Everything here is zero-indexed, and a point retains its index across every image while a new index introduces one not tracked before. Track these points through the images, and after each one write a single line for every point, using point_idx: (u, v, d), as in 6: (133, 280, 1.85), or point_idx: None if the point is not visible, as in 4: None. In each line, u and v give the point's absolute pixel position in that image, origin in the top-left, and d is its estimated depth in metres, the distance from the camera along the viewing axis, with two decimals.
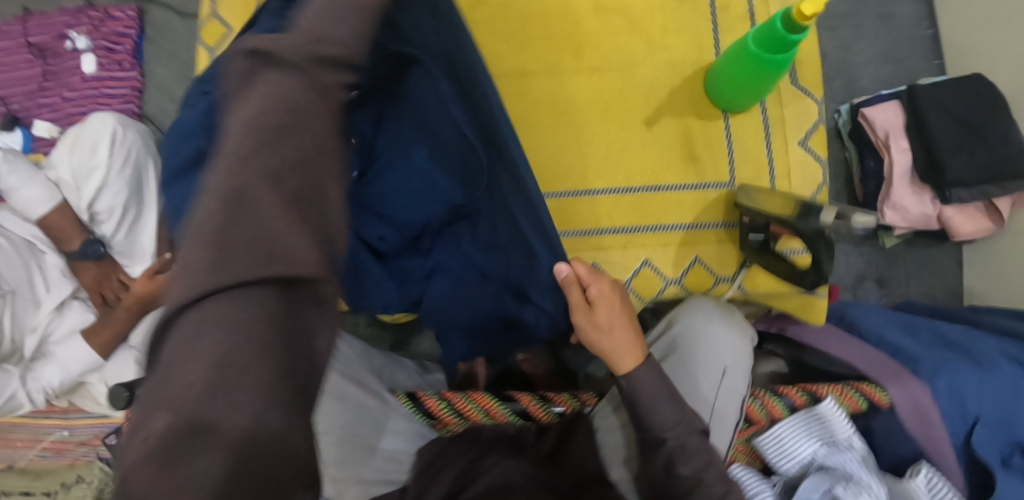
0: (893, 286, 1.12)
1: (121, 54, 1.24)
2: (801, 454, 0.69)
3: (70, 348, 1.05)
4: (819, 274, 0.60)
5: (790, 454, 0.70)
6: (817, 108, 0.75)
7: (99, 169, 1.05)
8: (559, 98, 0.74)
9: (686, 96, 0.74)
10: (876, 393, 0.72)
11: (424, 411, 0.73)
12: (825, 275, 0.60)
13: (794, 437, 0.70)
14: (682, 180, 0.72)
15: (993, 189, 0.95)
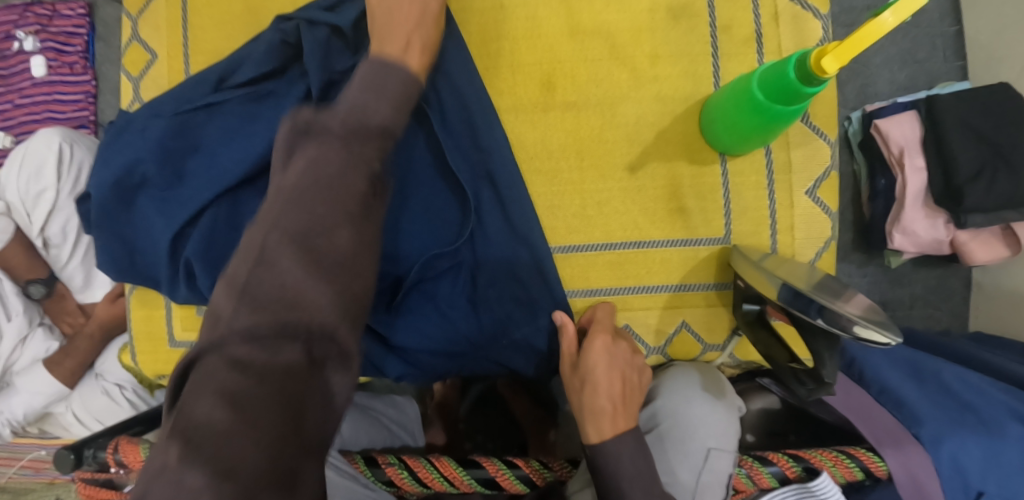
0: (894, 309, 1.05)
1: (72, 56, 1.16)
2: None
3: (31, 380, 1.01)
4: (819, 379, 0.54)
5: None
6: (829, 150, 0.66)
7: (48, 191, 0.98)
8: (528, 141, 0.66)
9: (676, 137, 0.66)
10: (873, 462, 0.67)
11: (383, 480, 0.68)
12: (827, 381, 0.54)
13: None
14: (669, 236, 0.65)
15: (1011, 215, 0.88)
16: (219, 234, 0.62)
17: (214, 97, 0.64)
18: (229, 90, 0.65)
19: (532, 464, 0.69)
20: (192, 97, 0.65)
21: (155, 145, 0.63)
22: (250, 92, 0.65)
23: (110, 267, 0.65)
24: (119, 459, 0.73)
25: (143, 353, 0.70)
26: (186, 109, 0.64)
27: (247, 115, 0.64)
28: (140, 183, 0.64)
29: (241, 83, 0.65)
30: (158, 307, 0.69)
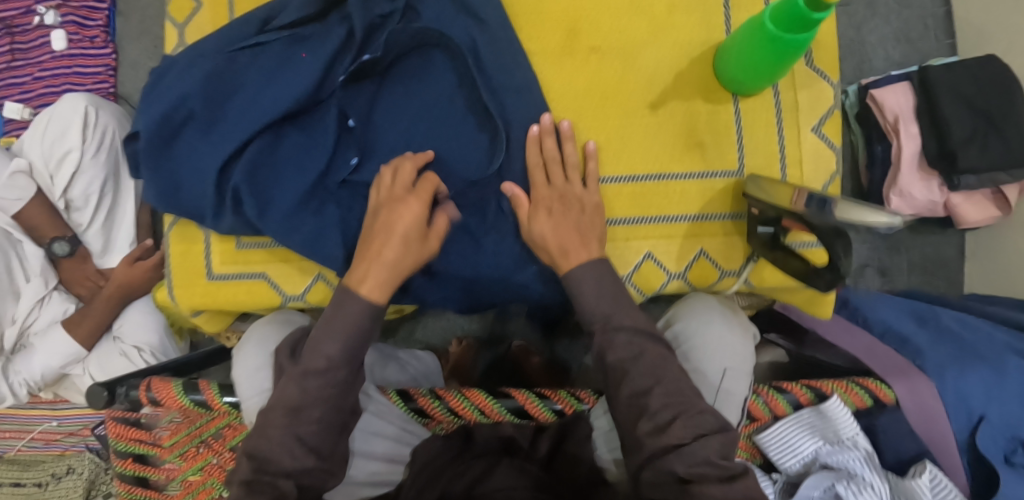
0: (894, 275, 1.10)
1: (93, 30, 1.16)
2: (804, 451, 0.68)
3: (51, 340, 1.01)
4: (837, 272, 0.57)
5: (794, 451, 0.68)
6: (831, 92, 0.72)
7: (72, 151, 0.99)
8: (554, 82, 0.70)
9: (693, 79, 0.71)
10: (881, 390, 0.69)
11: (416, 410, 0.71)
12: (843, 273, 0.56)
13: (798, 434, 0.68)
14: (688, 169, 0.70)
15: (1002, 177, 0.93)
16: (263, 167, 0.65)
17: (259, 38, 0.67)
18: (273, 32, 0.68)
19: (562, 395, 0.71)
20: (238, 38, 0.68)
21: (198, 78, 0.65)
22: (293, 34, 0.67)
23: (154, 199, 0.67)
24: (152, 397, 0.75)
25: (179, 287, 0.71)
26: (232, 49, 0.67)
27: (284, 52, 0.66)
28: (184, 119, 0.65)
29: (284, 25, 0.67)
30: (197, 240, 0.71)
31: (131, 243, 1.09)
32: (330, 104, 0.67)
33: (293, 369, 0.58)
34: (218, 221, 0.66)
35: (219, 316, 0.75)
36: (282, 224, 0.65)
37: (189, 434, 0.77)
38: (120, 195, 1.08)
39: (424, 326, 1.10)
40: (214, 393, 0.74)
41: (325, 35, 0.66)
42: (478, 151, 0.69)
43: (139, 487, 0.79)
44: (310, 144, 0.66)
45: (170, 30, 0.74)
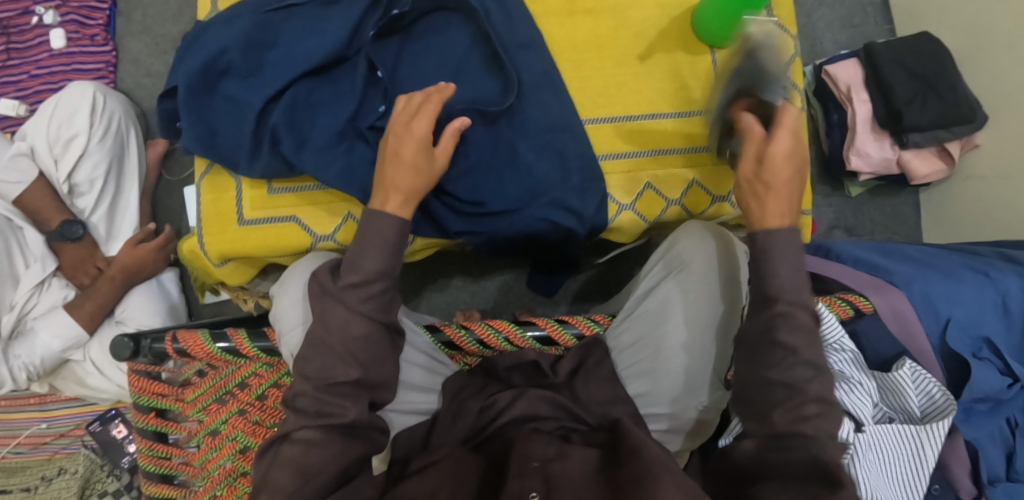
0: (860, 233, 1.23)
1: (94, 29, 1.18)
2: None
3: (52, 322, 1.01)
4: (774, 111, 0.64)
5: None
6: (793, 44, 0.80)
7: (80, 135, 1.02)
8: (558, 37, 0.79)
9: (676, 34, 0.79)
10: (861, 301, 0.77)
11: (445, 342, 0.75)
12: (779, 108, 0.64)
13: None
14: (676, 109, 0.78)
15: (944, 134, 1.05)
16: (300, 110, 0.73)
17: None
18: None
19: (581, 320, 0.76)
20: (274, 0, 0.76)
21: (239, 30, 0.73)
22: None
23: (193, 145, 0.73)
24: (179, 349, 0.75)
25: (209, 233, 0.76)
26: (266, 10, 0.75)
27: (314, 9, 0.75)
28: (225, 69, 0.73)
29: None
30: (227, 189, 0.77)
31: (134, 227, 1.12)
32: (355, 59, 0.75)
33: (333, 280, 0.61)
34: (252, 165, 0.73)
35: (242, 266, 0.81)
36: (315, 161, 0.72)
37: (213, 386, 0.77)
38: (122, 182, 1.10)
39: (426, 301, 1.15)
40: (244, 339, 0.74)
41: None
42: (485, 93, 0.76)
43: (159, 444, 0.78)
44: (337, 94, 0.74)
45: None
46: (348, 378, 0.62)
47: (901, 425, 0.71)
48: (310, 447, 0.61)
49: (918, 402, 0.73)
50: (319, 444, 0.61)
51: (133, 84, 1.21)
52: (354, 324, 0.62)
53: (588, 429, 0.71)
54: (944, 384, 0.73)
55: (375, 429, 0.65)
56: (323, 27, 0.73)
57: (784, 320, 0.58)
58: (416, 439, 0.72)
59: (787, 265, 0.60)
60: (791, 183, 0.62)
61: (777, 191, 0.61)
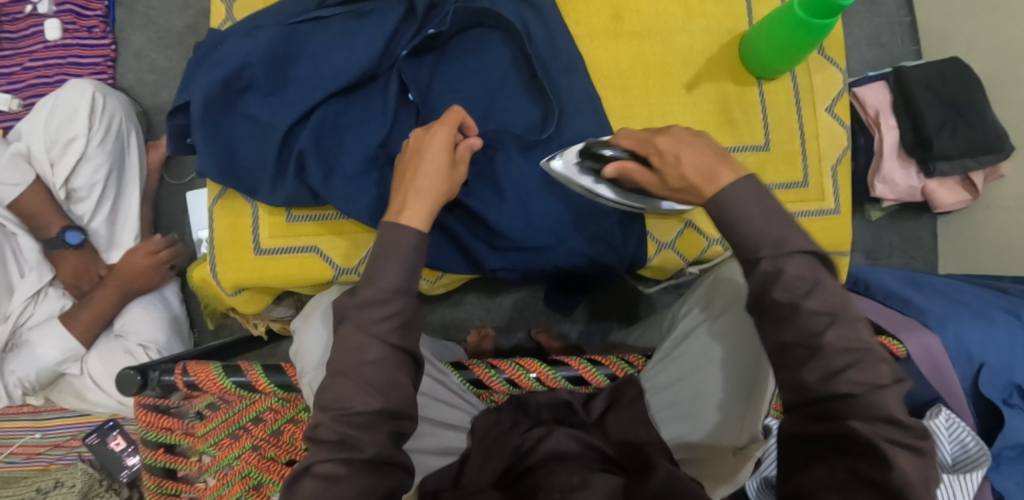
0: (878, 257, 1.22)
1: (92, 20, 1.12)
2: None
3: (47, 334, 0.96)
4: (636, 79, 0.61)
5: None
6: (842, 76, 0.78)
7: (78, 138, 0.96)
8: (601, 62, 0.76)
9: (723, 63, 0.76)
10: (894, 345, 0.75)
11: (473, 380, 0.73)
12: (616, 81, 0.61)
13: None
14: (721, 143, 0.75)
15: (970, 163, 1.03)
16: (327, 134, 0.68)
17: (320, 13, 0.70)
18: (332, 8, 0.71)
19: (614, 361, 0.74)
20: (299, 12, 0.71)
21: (260, 43, 0.67)
22: (355, 10, 0.70)
23: (208, 168, 0.67)
24: (189, 382, 0.72)
25: (225, 262, 0.72)
26: (293, 22, 0.70)
27: (342, 22, 0.70)
28: (245, 85, 0.67)
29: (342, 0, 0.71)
30: (245, 214, 0.72)
31: (137, 235, 1.06)
32: (386, 79, 0.71)
33: (355, 317, 0.56)
34: (273, 191, 0.69)
35: (259, 294, 0.76)
36: (345, 190, 0.67)
37: (225, 420, 0.73)
38: (123, 186, 1.05)
39: (440, 317, 1.12)
40: (259, 373, 0.72)
41: (376, 9, 0.70)
42: (523, 120, 0.72)
43: (168, 480, 0.75)
44: (368, 115, 0.69)
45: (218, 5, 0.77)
46: (368, 408, 0.55)
47: (936, 474, 0.70)
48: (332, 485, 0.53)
49: (951, 450, 0.72)
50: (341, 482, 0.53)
51: (134, 81, 1.15)
52: (369, 348, 0.56)
53: (630, 472, 0.67)
54: (977, 432, 0.72)
55: (400, 464, 0.57)
56: (352, 42, 0.68)
57: (774, 279, 0.51)
58: (444, 480, 0.69)
59: (756, 216, 0.52)
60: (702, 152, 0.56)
61: (690, 162, 0.54)
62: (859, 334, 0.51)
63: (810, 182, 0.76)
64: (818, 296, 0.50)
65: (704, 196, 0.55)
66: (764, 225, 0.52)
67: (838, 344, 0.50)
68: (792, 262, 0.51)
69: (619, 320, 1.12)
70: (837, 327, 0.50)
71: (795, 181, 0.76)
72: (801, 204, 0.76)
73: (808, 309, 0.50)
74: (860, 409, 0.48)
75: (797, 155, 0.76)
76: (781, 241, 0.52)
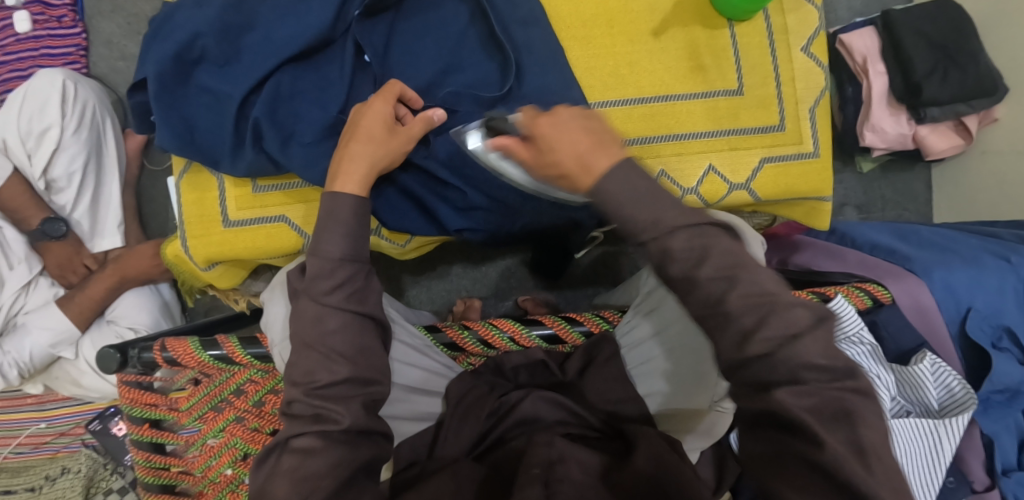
0: (871, 211, 1.20)
1: (60, 9, 1.11)
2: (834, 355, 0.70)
3: (43, 316, 0.98)
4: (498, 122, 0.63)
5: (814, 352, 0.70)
6: (817, 14, 0.75)
7: (52, 128, 0.97)
8: (563, 13, 0.74)
9: (692, 6, 0.74)
10: (878, 290, 0.75)
11: (446, 343, 0.72)
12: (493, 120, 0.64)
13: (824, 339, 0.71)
14: (692, 89, 0.73)
15: (964, 108, 1.01)
16: (283, 101, 0.67)
17: None
18: None
19: (589, 317, 0.73)
20: None
21: (211, 12, 0.66)
22: None
23: (169, 144, 0.68)
24: (169, 358, 0.72)
25: (194, 237, 0.72)
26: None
27: None
28: (198, 57, 0.67)
29: None
30: (210, 188, 0.72)
31: (120, 225, 1.07)
32: (342, 41, 0.70)
33: (311, 286, 0.56)
34: (236, 163, 0.69)
35: (232, 268, 0.77)
36: (305, 156, 0.67)
37: (208, 394, 0.74)
38: (102, 175, 1.05)
39: (426, 289, 1.12)
40: (235, 345, 0.71)
41: None
42: (486, 77, 0.71)
43: (156, 455, 0.75)
44: (325, 80, 0.69)
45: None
46: (336, 376, 0.55)
47: (920, 419, 0.69)
48: (308, 454, 0.53)
49: (937, 395, 0.71)
50: (316, 451, 0.53)
51: (108, 69, 1.15)
52: (329, 318, 0.56)
53: (603, 435, 0.68)
54: (963, 378, 0.71)
55: (378, 432, 0.57)
56: (303, 7, 0.67)
57: (666, 259, 0.51)
58: (421, 450, 0.69)
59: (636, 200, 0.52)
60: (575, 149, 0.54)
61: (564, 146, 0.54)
62: (763, 284, 0.50)
63: (786, 125, 0.73)
64: (710, 264, 0.50)
65: (582, 185, 0.54)
66: (636, 212, 0.51)
67: (742, 302, 0.49)
68: (676, 238, 0.51)
69: (605, 282, 1.12)
70: (739, 287, 0.50)
71: (771, 125, 0.73)
72: (777, 149, 0.72)
73: (704, 279, 0.50)
74: (787, 379, 0.48)
75: (772, 99, 0.73)
76: (658, 221, 0.51)
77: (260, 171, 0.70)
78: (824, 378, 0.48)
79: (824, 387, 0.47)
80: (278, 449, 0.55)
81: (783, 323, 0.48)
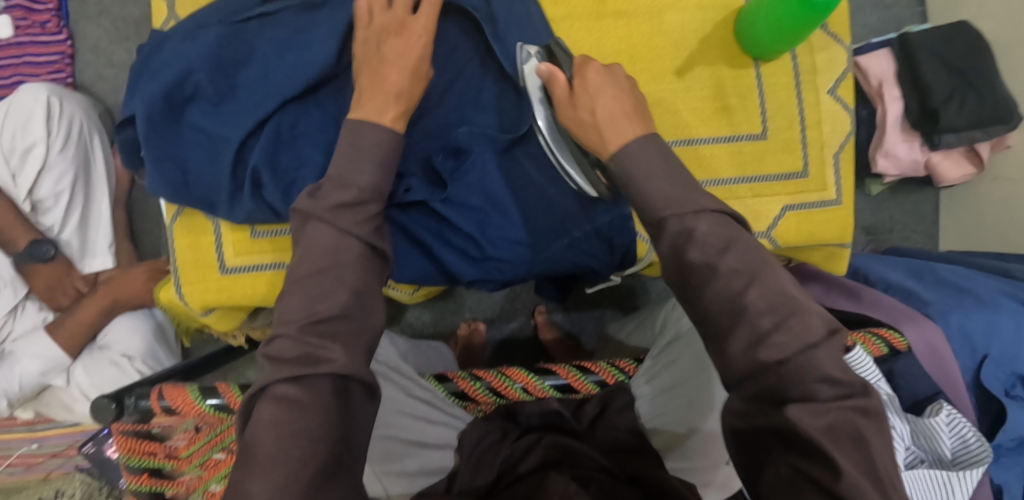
0: (878, 233, 1.19)
1: (44, 14, 1.05)
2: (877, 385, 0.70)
3: (32, 343, 0.94)
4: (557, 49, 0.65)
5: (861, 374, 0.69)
6: (846, 55, 0.72)
7: (37, 146, 0.92)
8: (582, 45, 0.70)
9: (718, 43, 0.70)
10: (896, 338, 0.73)
11: (456, 393, 0.69)
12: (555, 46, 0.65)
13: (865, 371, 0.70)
14: (716, 133, 0.70)
15: (979, 135, 0.98)
16: (283, 146, 0.64)
17: (267, 9, 0.64)
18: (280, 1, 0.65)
19: (604, 366, 0.70)
20: (243, 7, 0.65)
21: (206, 48, 0.62)
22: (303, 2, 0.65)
23: (161, 190, 0.63)
24: (166, 406, 0.69)
25: (190, 284, 0.69)
26: (235, 20, 0.64)
27: (292, 19, 0.64)
28: (190, 96, 0.63)
29: None
30: (206, 232, 0.69)
31: (111, 244, 1.03)
32: (344, 77, 0.65)
33: None
34: (233, 209, 0.64)
35: (231, 312, 0.74)
36: None
37: (210, 440, 0.73)
38: (92, 192, 1.01)
39: (431, 310, 1.09)
40: (235, 392, 0.69)
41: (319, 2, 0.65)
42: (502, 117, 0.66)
43: None
44: (329, 120, 0.65)
45: (159, 2, 0.71)
46: None
47: (933, 470, 0.66)
48: (292, 403, 0.46)
49: (951, 445, 0.69)
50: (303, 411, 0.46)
51: (94, 77, 1.09)
52: (345, 248, 0.51)
53: (617, 480, 0.65)
54: (979, 430, 0.69)
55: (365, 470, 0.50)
56: (305, 43, 0.63)
57: (685, 240, 0.49)
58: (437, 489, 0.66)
59: (655, 170, 0.53)
60: (617, 102, 0.57)
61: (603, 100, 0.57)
62: (782, 286, 0.48)
63: (811, 171, 0.71)
64: (734, 251, 0.48)
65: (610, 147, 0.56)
66: (665, 179, 0.52)
67: (759, 299, 0.47)
68: (700, 221, 0.49)
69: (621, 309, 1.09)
70: (758, 284, 0.47)
71: (795, 171, 0.71)
72: (800, 197, 0.71)
73: (723, 272, 0.48)
74: None
75: (797, 144, 0.71)
76: (678, 199, 0.51)
77: (263, 218, 0.66)
78: (837, 394, 0.45)
79: (837, 405, 0.44)
80: (258, 397, 0.48)
81: (800, 330, 0.45)
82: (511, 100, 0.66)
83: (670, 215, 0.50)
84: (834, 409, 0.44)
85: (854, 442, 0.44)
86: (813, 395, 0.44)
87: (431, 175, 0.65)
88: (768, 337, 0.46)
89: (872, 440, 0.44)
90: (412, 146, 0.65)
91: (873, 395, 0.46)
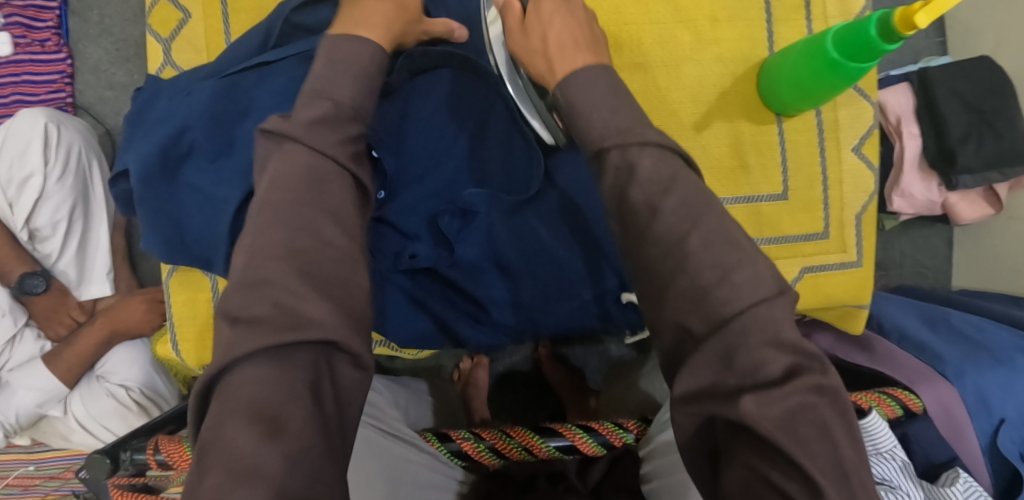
0: (888, 267, 1.17)
1: (43, 33, 1.02)
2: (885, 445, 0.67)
3: (29, 375, 0.93)
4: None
5: (875, 440, 0.67)
6: (871, 111, 0.71)
7: (35, 175, 0.90)
8: None
9: (738, 99, 0.69)
10: (911, 400, 0.71)
11: (458, 453, 0.69)
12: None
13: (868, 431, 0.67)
14: (734, 193, 0.69)
15: (995, 176, 0.95)
16: None
17: (266, 58, 0.62)
18: (279, 50, 0.63)
19: (610, 429, 0.69)
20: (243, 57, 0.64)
21: (203, 102, 0.60)
22: (305, 52, 0.63)
23: (158, 249, 0.62)
24: (161, 460, 0.67)
25: (187, 341, 0.68)
26: (234, 71, 0.62)
27: (292, 70, 0.62)
28: (186, 152, 0.60)
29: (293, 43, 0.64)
30: (203, 288, 0.68)
31: (109, 272, 1.01)
32: None
33: None
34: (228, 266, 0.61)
35: None
36: None
37: None
38: (90, 219, 0.99)
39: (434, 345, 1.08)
40: None
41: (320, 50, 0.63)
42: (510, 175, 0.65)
43: None
44: None
45: (155, 47, 0.74)
46: None
47: None
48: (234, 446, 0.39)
49: None
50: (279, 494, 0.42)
51: (94, 97, 1.06)
52: None
53: None
54: None
55: None
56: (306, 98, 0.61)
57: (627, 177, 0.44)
58: None
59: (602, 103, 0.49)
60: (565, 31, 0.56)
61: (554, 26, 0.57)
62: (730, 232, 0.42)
63: (830, 232, 0.70)
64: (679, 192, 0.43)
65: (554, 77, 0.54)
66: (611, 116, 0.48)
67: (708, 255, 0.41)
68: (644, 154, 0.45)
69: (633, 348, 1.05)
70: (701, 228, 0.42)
71: (814, 232, 0.70)
72: (818, 258, 0.70)
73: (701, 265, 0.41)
74: None
75: (817, 204, 0.70)
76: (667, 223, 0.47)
77: None
78: (788, 356, 0.38)
79: (789, 390, 0.37)
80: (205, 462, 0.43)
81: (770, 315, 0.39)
82: (519, 156, 0.65)
83: (612, 146, 0.47)
84: (791, 394, 0.37)
85: (817, 432, 0.37)
86: (766, 374, 0.38)
87: (438, 237, 0.64)
88: (707, 294, 0.40)
89: (835, 432, 0.38)
90: (414, 205, 0.64)
91: (832, 374, 0.39)
